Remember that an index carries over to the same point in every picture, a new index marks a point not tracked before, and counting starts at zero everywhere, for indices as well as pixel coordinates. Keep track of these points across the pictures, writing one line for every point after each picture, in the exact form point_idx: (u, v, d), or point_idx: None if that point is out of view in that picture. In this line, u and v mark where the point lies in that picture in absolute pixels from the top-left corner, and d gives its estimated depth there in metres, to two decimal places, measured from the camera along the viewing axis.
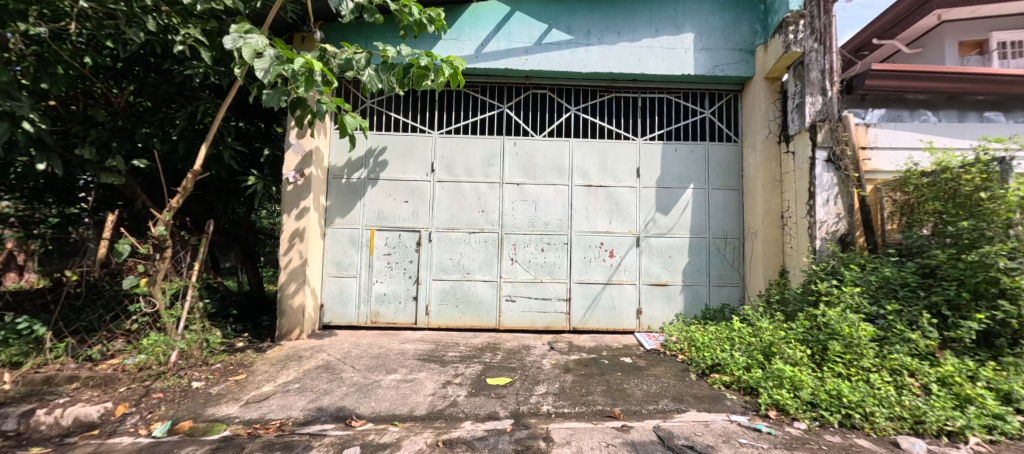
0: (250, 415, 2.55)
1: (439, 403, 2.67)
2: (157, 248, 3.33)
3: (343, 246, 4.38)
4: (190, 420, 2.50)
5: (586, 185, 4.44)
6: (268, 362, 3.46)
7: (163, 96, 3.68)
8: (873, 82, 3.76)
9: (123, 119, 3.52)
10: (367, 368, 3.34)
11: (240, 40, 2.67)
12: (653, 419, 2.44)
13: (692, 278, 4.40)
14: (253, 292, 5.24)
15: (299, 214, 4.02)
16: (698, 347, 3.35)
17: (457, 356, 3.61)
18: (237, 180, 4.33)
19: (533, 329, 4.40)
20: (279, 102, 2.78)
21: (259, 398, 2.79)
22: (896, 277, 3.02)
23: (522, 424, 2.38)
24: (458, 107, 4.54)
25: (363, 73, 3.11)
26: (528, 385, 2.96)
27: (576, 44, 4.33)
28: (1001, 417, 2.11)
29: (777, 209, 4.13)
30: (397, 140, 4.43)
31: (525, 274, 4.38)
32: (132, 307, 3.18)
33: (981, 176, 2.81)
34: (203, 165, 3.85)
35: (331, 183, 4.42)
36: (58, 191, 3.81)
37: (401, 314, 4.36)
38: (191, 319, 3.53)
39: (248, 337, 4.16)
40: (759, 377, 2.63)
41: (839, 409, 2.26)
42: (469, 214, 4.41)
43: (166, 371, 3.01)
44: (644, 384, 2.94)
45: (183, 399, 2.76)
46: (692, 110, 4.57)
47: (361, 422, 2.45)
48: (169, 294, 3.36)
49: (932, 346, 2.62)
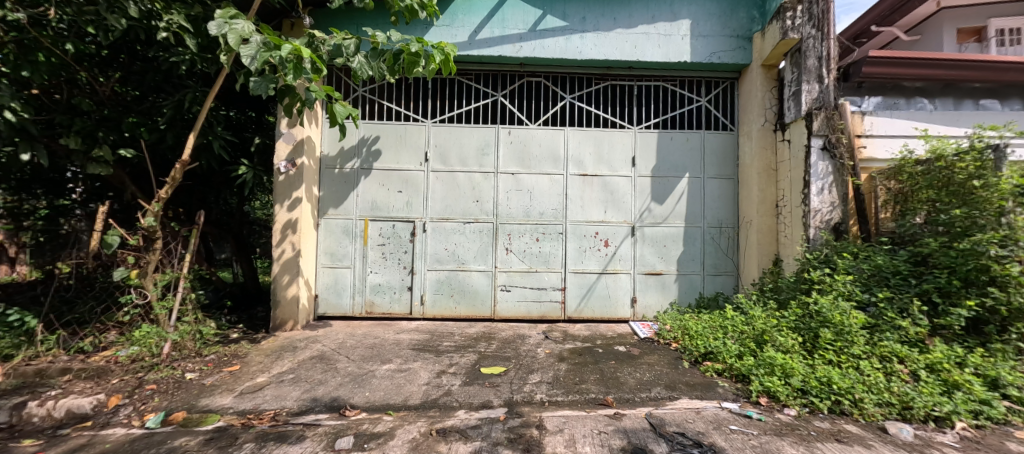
0: (244, 405, 2.56)
1: (433, 392, 2.68)
2: (147, 239, 3.32)
3: (337, 237, 4.35)
4: (184, 411, 2.50)
5: (581, 175, 4.41)
6: (262, 353, 3.46)
7: (149, 85, 3.62)
8: (872, 69, 3.68)
9: (109, 108, 3.48)
10: (362, 358, 3.34)
11: (225, 25, 2.60)
12: (645, 407, 2.45)
13: (686, 267, 4.41)
14: (248, 283, 5.23)
15: (292, 205, 3.98)
16: (692, 336, 3.37)
17: (453, 346, 3.62)
18: (227, 170, 4.28)
19: (528, 319, 4.41)
20: (267, 89, 2.70)
21: (253, 389, 2.80)
22: (888, 266, 3.00)
23: (516, 413, 2.39)
24: (452, 96, 4.47)
25: (353, 60, 3.04)
26: (522, 373, 2.97)
27: (571, 30, 4.25)
28: (988, 403, 2.14)
29: (772, 198, 4.12)
30: (390, 129, 4.38)
31: (521, 264, 4.38)
32: (124, 298, 3.19)
33: (975, 164, 2.80)
34: (193, 155, 3.80)
35: (324, 173, 4.37)
36: (46, 183, 3.80)
37: (397, 304, 4.35)
38: (184, 310, 3.54)
39: (243, 328, 4.16)
40: (750, 365, 2.66)
41: (828, 396, 2.29)
42: (463, 204, 4.38)
43: (159, 362, 3.02)
44: (637, 372, 2.96)
45: (176, 390, 2.76)
46: (689, 98, 4.51)
47: (356, 411, 2.46)
48: (161, 286, 3.37)
49: (922, 333, 2.63)
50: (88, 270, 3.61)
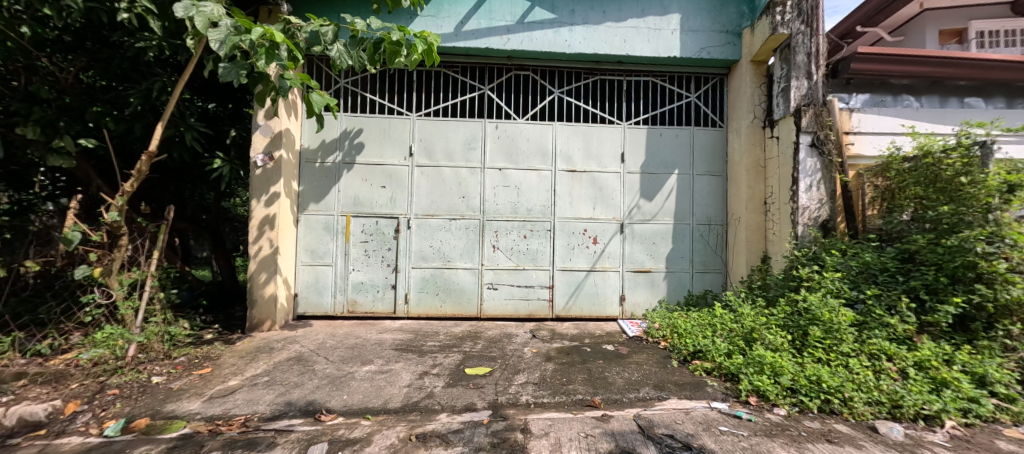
0: (212, 411, 2.41)
1: (414, 395, 2.57)
2: (112, 235, 3.13)
3: (318, 233, 4.19)
4: (147, 418, 2.34)
5: (570, 171, 4.33)
6: (236, 354, 3.30)
7: (116, 73, 3.42)
8: (860, 66, 3.66)
9: (72, 96, 3.28)
10: (342, 359, 3.21)
11: (192, 8, 2.44)
12: (634, 408, 2.38)
13: (675, 265, 4.37)
14: (226, 282, 5.03)
15: (269, 200, 3.81)
16: (681, 334, 3.32)
17: (437, 346, 3.50)
18: (201, 164, 4.10)
19: (515, 317, 4.32)
20: (238, 76, 2.55)
21: (224, 393, 2.65)
22: (875, 262, 2.98)
23: (500, 416, 2.30)
24: (438, 89, 4.35)
25: (331, 48, 2.88)
26: (508, 374, 2.88)
27: (559, 23, 4.16)
28: (976, 401, 2.12)
29: (761, 195, 4.10)
30: (373, 122, 4.23)
31: (508, 261, 4.29)
32: (85, 298, 3.01)
33: (963, 160, 2.77)
34: (162, 147, 3.61)
35: (303, 167, 4.21)
36: (7, 176, 3.54)
37: (380, 303, 4.22)
38: (152, 311, 3.35)
39: (218, 328, 3.99)
40: (740, 364, 2.61)
41: (818, 395, 2.25)
42: (449, 200, 4.26)
43: (123, 366, 2.84)
44: (626, 371, 2.89)
45: (141, 395, 2.60)
46: (679, 93, 4.47)
47: (332, 415, 2.34)
48: (127, 285, 3.18)
49: (910, 331, 2.60)
50: (59, 268, 3.37)
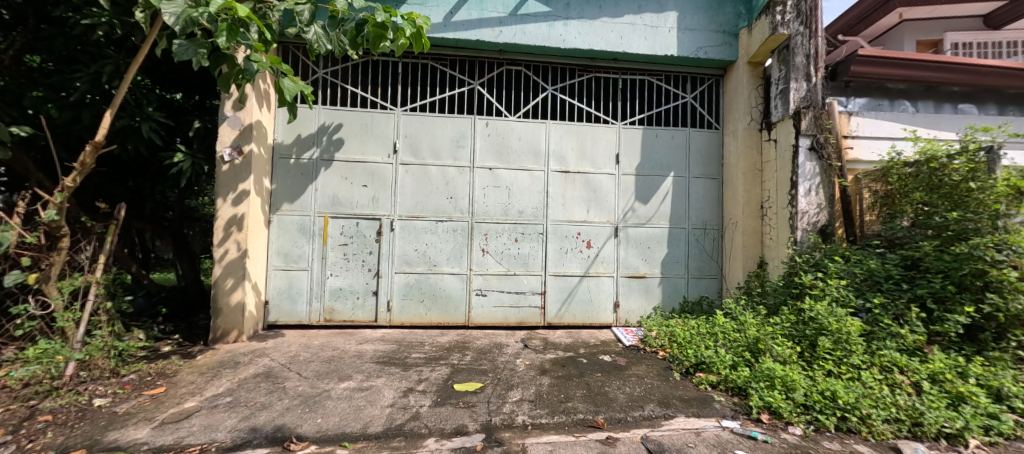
0: (163, 440, 2.09)
1: (398, 416, 2.31)
2: (51, 236, 2.75)
3: (292, 235, 3.87)
4: (82, 450, 2.00)
5: (563, 171, 4.14)
6: (196, 371, 2.95)
7: (61, 53, 3.04)
8: (859, 69, 3.59)
9: (6, 78, 2.89)
10: (316, 374, 2.91)
11: None
12: (640, 428, 2.20)
13: (670, 270, 4.23)
14: (189, 287, 4.61)
15: (237, 198, 3.46)
16: (681, 343, 3.16)
17: (422, 358, 3.24)
18: (159, 158, 3.71)
19: (505, 325, 4.10)
20: (196, 56, 2.23)
21: (178, 417, 2.32)
22: (880, 270, 2.89)
23: (494, 440, 2.07)
24: (425, 82, 4.09)
25: (308, 30, 2.55)
26: (501, 390, 2.65)
27: (554, 17, 3.98)
28: (996, 416, 2.03)
29: (758, 199, 4.00)
30: (354, 117, 3.94)
31: (498, 266, 4.06)
32: (15, 308, 2.61)
33: (968, 166, 2.73)
34: (115, 137, 3.23)
35: (276, 163, 3.88)
36: None
37: (359, 311, 3.92)
38: (97, 322, 2.96)
39: (177, 340, 3.61)
40: (748, 377, 2.46)
41: (834, 412, 2.12)
42: (436, 200, 4.01)
43: (60, 387, 2.48)
44: (627, 386, 2.70)
45: (79, 422, 2.25)
46: (675, 93, 4.34)
47: (303, 444, 2.06)
48: (67, 293, 2.79)
49: (920, 341, 2.51)
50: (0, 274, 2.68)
